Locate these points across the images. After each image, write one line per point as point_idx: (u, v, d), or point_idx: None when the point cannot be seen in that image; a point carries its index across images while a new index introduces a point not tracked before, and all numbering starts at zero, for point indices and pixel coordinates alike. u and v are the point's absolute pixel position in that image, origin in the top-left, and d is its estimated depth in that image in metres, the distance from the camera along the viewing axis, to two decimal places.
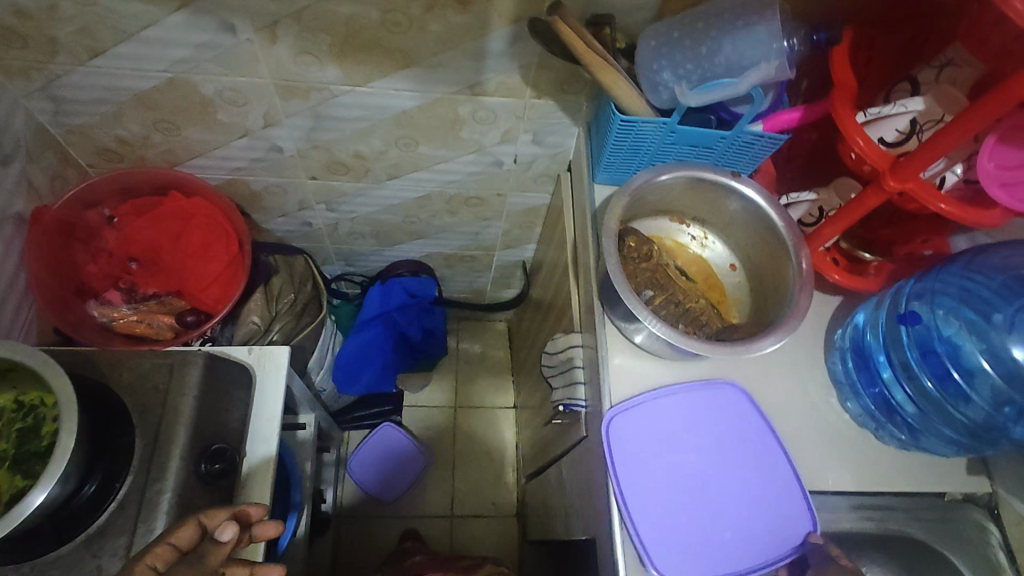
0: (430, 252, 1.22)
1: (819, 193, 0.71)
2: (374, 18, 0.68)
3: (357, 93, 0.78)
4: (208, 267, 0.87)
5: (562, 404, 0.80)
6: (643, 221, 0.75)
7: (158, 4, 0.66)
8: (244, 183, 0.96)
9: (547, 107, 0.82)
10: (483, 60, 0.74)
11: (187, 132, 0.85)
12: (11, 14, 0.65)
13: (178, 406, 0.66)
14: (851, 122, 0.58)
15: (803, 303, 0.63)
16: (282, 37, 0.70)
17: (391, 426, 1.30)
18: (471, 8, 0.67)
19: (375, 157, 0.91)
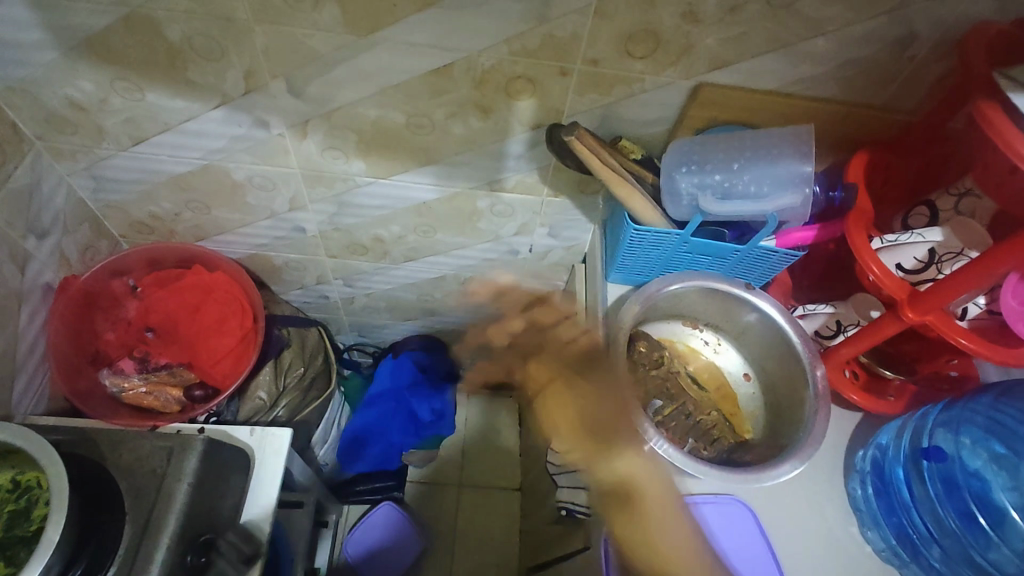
0: (443, 329, 1.22)
1: (837, 307, 0.68)
2: (399, 121, 0.71)
3: (379, 185, 0.81)
4: (222, 341, 0.89)
5: (565, 508, 0.77)
6: (654, 323, 0.74)
7: (198, 102, 0.70)
8: (265, 258, 0.99)
9: (563, 204, 0.84)
10: (503, 161, 0.76)
11: (215, 211, 0.88)
12: (65, 105, 0.70)
13: (173, 492, 0.65)
14: (866, 249, 0.58)
15: (820, 428, 0.61)
16: (312, 135, 0.73)
17: (390, 506, 1.25)
18: (492, 115, 0.69)
19: (393, 241, 0.93)
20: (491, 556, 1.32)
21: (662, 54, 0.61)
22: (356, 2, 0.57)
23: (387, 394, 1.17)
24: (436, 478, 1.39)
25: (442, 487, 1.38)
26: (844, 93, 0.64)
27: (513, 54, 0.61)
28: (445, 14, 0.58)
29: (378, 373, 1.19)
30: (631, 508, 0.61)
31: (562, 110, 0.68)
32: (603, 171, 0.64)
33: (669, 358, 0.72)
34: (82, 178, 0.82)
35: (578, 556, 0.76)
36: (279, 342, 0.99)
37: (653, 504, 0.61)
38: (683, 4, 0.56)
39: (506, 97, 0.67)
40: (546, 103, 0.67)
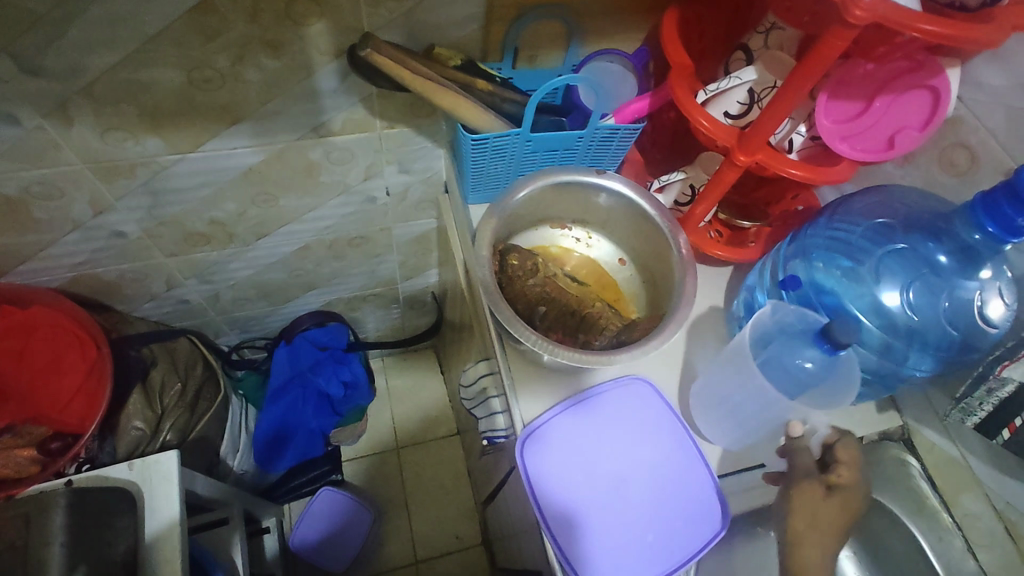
0: (331, 300, 1.15)
1: (687, 172, 0.70)
2: (180, 80, 0.61)
3: (189, 160, 0.71)
4: (64, 382, 0.77)
5: (486, 438, 0.77)
6: (522, 234, 0.72)
7: None
8: (92, 277, 0.86)
9: (403, 134, 0.78)
10: (318, 100, 0.68)
11: (3, 238, 0.74)
12: None
13: (45, 558, 0.58)
14: (692, 102, 0.57)
15: (689, 288, 0.62)
16: (79, 118, 0.62)
17: (330, 489, 1.22)
18: (285, 50, 0.61)
19: (234, 220, 0.84)
20: (449, 503, 1.33)
21: None
22: None
23: (289, 383, 1.09)
24: (372, 449, 1.36)
25: (381, 455, 1.35)
26: None
27: None
28: None
29: (274, 362, 1.11)
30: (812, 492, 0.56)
31: (361, 26, 0.61)
32: (420, 75, 0.59)
33: (545, 262, 0.70)
34: None
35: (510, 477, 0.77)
36: (141, 364, 0.88)
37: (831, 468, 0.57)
38: None
39: (293, 25, 0.59)
40: (340, 23, 0.60)
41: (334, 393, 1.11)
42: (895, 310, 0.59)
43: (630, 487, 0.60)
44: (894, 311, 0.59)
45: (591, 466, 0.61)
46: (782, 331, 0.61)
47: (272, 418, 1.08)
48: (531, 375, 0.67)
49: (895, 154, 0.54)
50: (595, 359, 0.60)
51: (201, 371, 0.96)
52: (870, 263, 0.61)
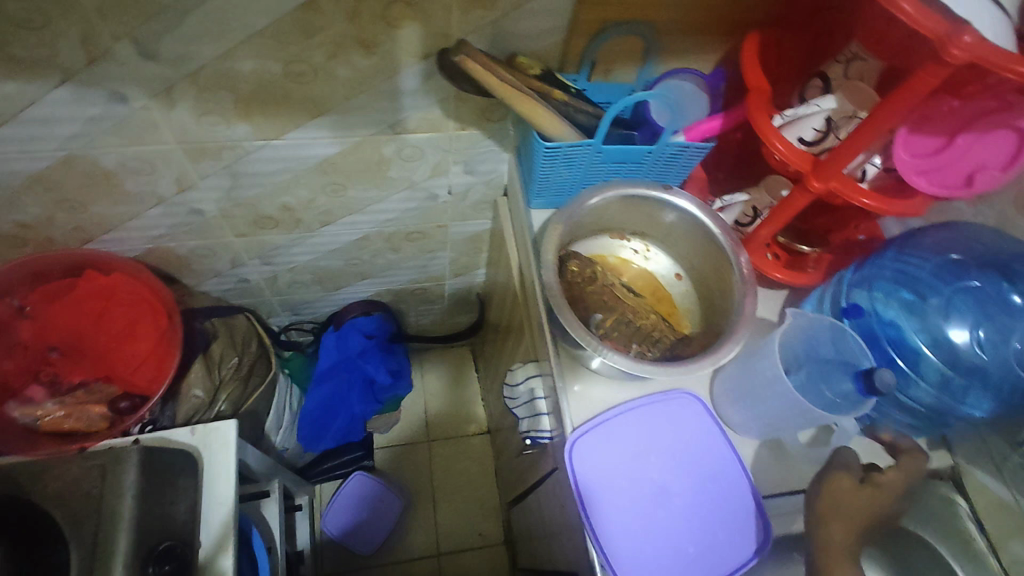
0: (380, 290, 1.18)
1: (751, 194, 0.70)
2: (276, 71, 0.64)
3: (272, 147, 0.75)
4: (137, 347, 0.83)
5: (528, 437, 0.79)
6: (583, 241, 0.74)
7: (35, 82, 0.60)
8: (166, 251, 0.91)
9: (472, 137, 0.80)
10: (398, 99, 0.71)
11: (94, 207, 0.79)
12: None
13: (117, 510, 0.62)
14: (769, 126, 0.58)
15: (750, 308, 0.63)
16: (180, 101, 0.66)
17: (363, 474, 1.26)
18: (375, 49, 0.64)
19: (303, 207, 0.88)
20: (475, 500, 1.35)
21: None
22: None
23: (335, 367, 1.12)
24: (403, 440, 1.39)
25: (411, 446, 1.38)
26: None
27: None
28: None
29: (324, 347, 1.14)
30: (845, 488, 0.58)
31: (449, 32, 0.63)
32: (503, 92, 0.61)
33: (603, 270, 0.71)
34: None
35: (548, 478, 0.78)
36: (204, 335, 0.93)
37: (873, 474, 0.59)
38: None
39: (387, 27, 0.62)
40: (431, 27, 0.63)
41: (380, 381, 1.15)
42: (959, 344, 0.60)
43: (674, 498, 0.61)
44: (958, 345, 0.60)
45: (635, 474, 0.62)
46: (810, 355, 0.63)
47: (318, 399, 1.11)
48: (583, 381, 0.68)
49: (972, 192, 0.54)
50: (650, 368, 0.61)
51: (256, 347, 1.00)
52: (937, 300, 0.62)
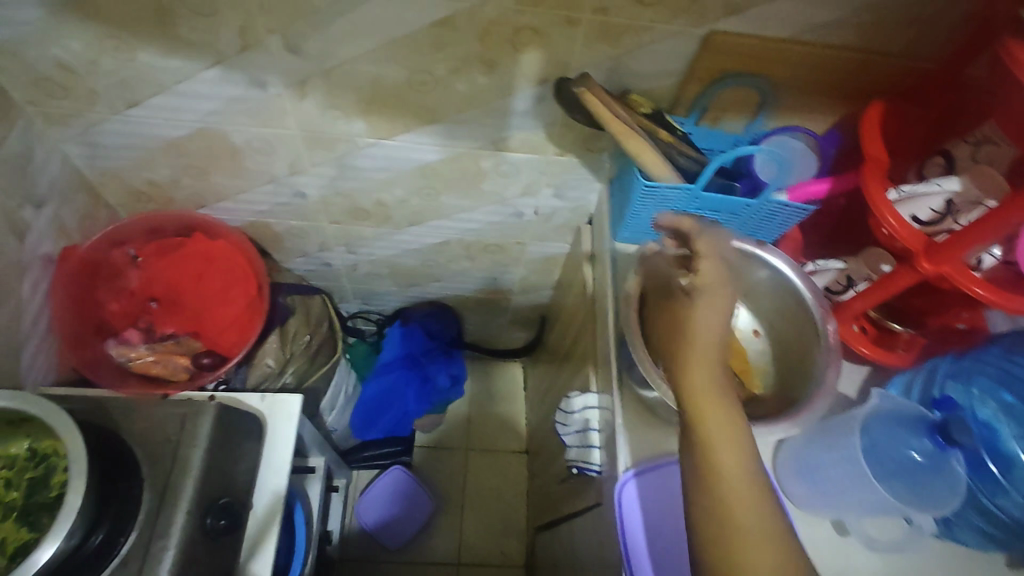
0: (449, 294, 1.22)
1: (847, 263, 0.68)
2: (401, 78, 0.69)
3: (381, 146, 0.79)
4: (227, 310, 0.88)
5: (574, 467, 0.78)
6: None
7: (193, 61, 0.67)
8: (266, 226, 0.98)
9: (569, 163, 0.82)
10: (508, 118, 0.74)
11: (214, 177, 0.86)
12: (55, 68, 0.68)
13: (188, 459, 0.66)
14: (882, 199, 0.57)
15: (832, 379, 0.60)
16: (311, 94, 0.71)
17: (401, 469, 1.28)
18: (496, 70, 0.67)
19: (396, 205, 0.92)
20: (502, 517, 1.35)
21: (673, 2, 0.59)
22: None
23: (396, 361, 1.17)
24: (443, 443, 1.41)
25: (450, 451, 1.40)
26: (860, 36, 0.62)
27: (519, 5, 0.59)
28: None
29: (387, 340, 1.19)
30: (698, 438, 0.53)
31: (569, 63, 0.66)
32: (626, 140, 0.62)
33: None
34: (77, 144, 0.80)
35: (588, 511, 0.78)
36: (284, 309, 0.99)
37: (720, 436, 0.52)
38: None
39: (511, 51, 0.65)
40: (553, 56, 0.65)
41: (440, 382, 1.21)
42: None
43: None
44: None
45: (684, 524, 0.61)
46: None
47: (377, 387, 1.15)
48: (641, 422, 0.68)
49: None
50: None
51: (328, 326, 1.05)
52: None
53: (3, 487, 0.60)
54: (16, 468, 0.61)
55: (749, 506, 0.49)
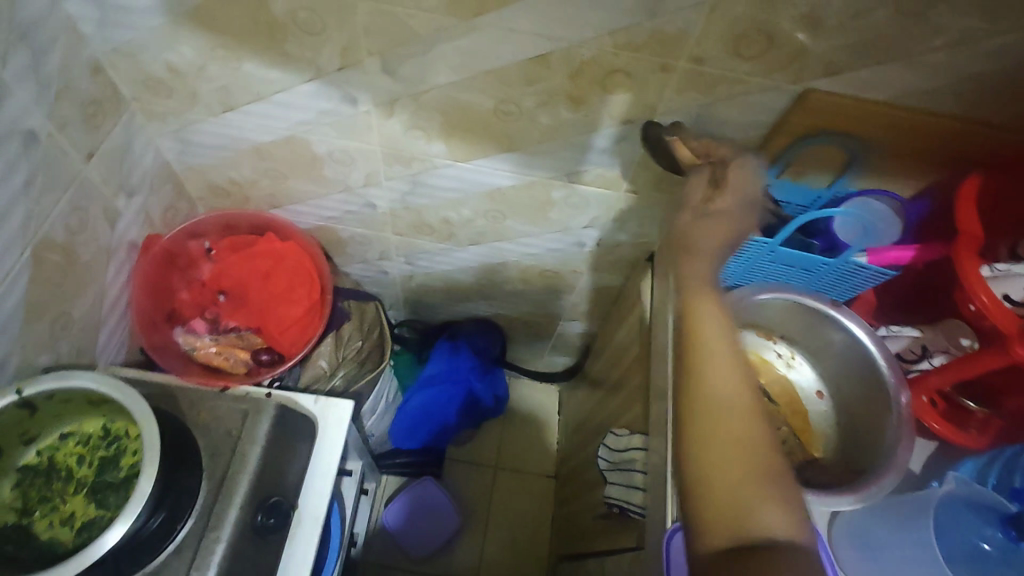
0: (497, 312, 1.23)
1: (923, 332, 0.66)
2: (487, 106, 0.70)
3: (457, 168, 0.81)
4: (290, 310, 0.91)
5: (616, 507, 0.78)
6: (730, 331, 0.73)
7: (292, 74, 0.70)
8: (332, 231, 1.01)
9: (640, 201, 0.82)
10: (586, 153, 0.75)
11: (292, 181, 0.90)
12: (165, 70, 0.72)
13: (246, 454, 0.68)
14: (975, 275, 0.56)
15: (904, 457, 0.59)
16: (398, 114, 0.73)
17: (431, 482, 1.29)
18: (583, 106, 0.68)
19: (461, 224, 0.93)
20: (525, 540, 1.34)
21: (772, 57, 0.59)
22: None
23: (439, 375, 1.16)
24: (473, 458, 1.41)
25: (479, 467, 1.40)
26: (965, 110, 0.61)
27: (616, 47, 0.60)
28: (552, 4, 0.56)
29: (435, 353, 1.18)
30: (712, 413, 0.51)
31: (657, 106, 0.66)
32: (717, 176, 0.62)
33: None
34: (171, 140, 0.84)
35: (625, 553, 0.77)
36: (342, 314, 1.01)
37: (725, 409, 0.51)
38: (806, 7, 0.54)
39: (601, 90, 0.65)
40: (641, 99, 0.65)
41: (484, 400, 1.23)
42: None
43: None
44: None
45: None
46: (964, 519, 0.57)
47: (420, 400, 1.15)
48: None
49: None
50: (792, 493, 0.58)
51: (377, 335, 1.06)
52: None
53: (76, 463, 0.63)
54: (90, 445, 0.64)
55: (748, 478, 0.47)
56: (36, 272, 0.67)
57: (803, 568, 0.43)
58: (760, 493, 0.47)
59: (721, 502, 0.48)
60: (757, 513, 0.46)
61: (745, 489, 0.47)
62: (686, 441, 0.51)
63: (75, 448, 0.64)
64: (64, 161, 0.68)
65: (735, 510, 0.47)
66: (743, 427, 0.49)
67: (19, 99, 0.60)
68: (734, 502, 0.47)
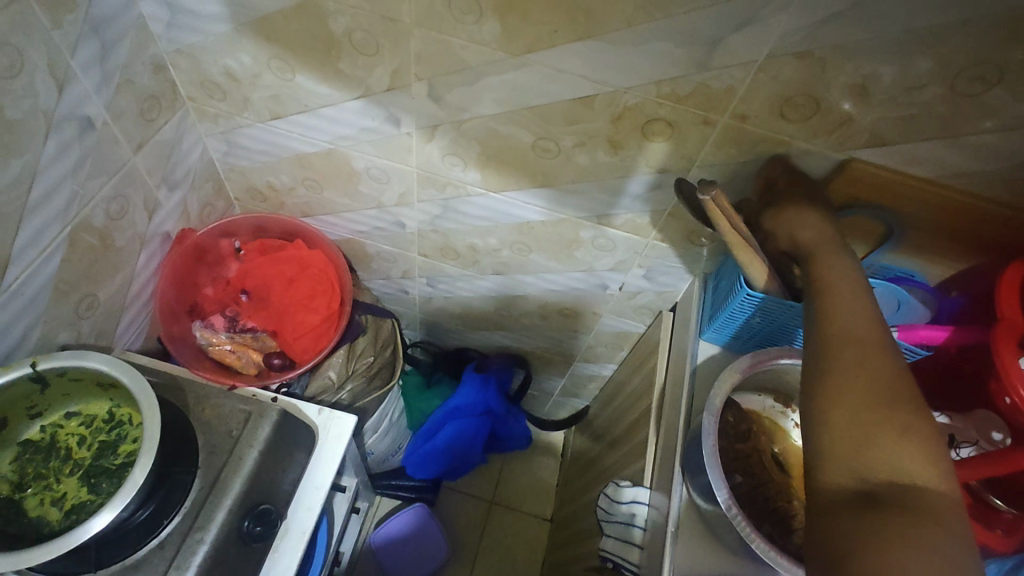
0: (512, 345, 1.22)
1: (951, 419, 0.63)
2: (526, 141, 0.71)
3: (489, 198, 0.82)
4: (308, 317, 0.92)
5: (608, 560, 0.75)
6: (746, 393, 0.70)
7: (341, 91, 0.72)
8: (360, 245, 1.02)
9: (667, 250, 0.81)
10: (619, 197, 0.75)
11: (326, 192, 0.91)
12: (222, 74, 0.75)
13: (243, 457, 0.67)
14: (1013, 368, 0.54)
15: None
16: (438, 139, 0.75)
17: (423, 507, 1.26)
18: (620, 151, 0.68)
19: (486, 252, 0.94)
20: None
21: (816, 122, 0.58)
22: (518, 22, 0.57)
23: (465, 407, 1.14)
24: (469, 489, 1.38)
25: (475, 499, 1.37)
26: (1013, 196, 0.59)
27: (660, 97, 0.60)
28: (601, 49, 0.57)
29: (464, 383, 1.15)
30: (827, 351, 0.49)
31: (694, 158, 0.66)
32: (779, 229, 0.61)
33: (756, 433, 0.67)
34: (218, 140, 0.87)
35: None
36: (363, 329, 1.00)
37: (847, 348, 0.48)
38: (856, 76, 0.54)
39: (640, 137, 0.66)
40: (679, 149, 0.66)
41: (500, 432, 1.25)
42: None
43: None
44: None
45: None
46: None
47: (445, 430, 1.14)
48: (695, 534, 0.64)
49: None
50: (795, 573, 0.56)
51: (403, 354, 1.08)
52: None
53: (76, 443, 0.63)
54: (93, 427, 0.64)
55: (878, 422, 0.44)
56: (71, 251, 0.69)
57: (941, 526, 0.39)
58: (893, 444, 0.43)
59: (839, 453, 0.44)
60: (887, 462, 0.42)
61: (867, 433, 0.44)
62: (806, 384, 0.49)
63: (79, 428, 0.64)
64: (114, 150, 0.71)
65: (856, 456, 0.43)
66: (867, 370, 0.46)
67: (82, 87, 0.63)
68: (861, 450, 0.43)
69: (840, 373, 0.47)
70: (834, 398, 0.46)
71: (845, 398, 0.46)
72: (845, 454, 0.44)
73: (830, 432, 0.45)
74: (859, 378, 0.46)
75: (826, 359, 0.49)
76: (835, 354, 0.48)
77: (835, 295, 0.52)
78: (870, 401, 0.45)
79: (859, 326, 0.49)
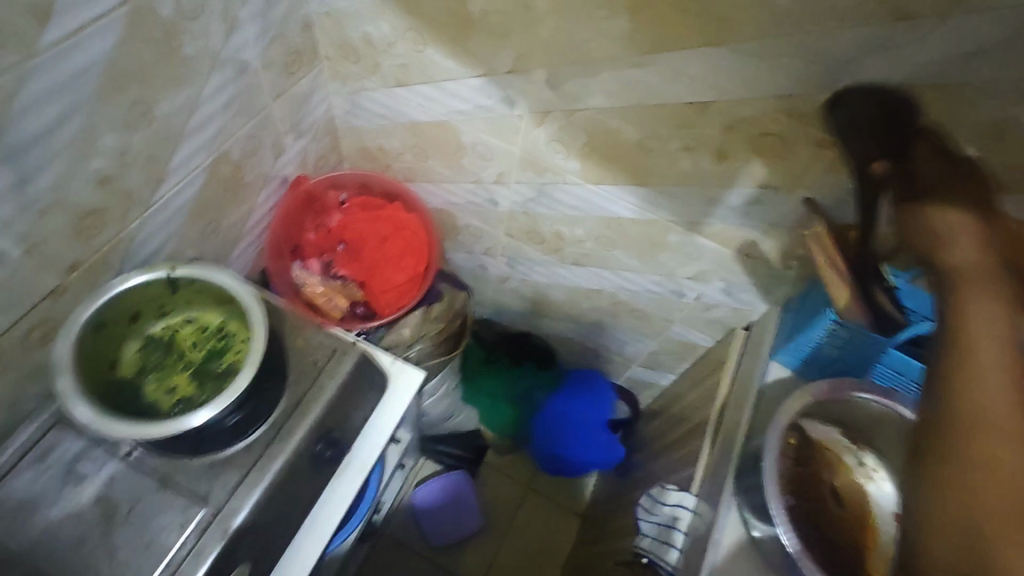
0: (575, 337, 1.24)
1: None
2: (632, 138, 0.73)
3: (585, 189, 0.84)
4: (397, 274, 0.99)
5: (644, 557, 0.76)
6: (814, 422, 0.69)
7: (465, 68, 0.77)
8: (451, 216, 1.07)
9: (754, 267, 0.81)
10: (715, 206, 0.75)
11: (431, 162, 0.97)
12: (361, 40, 0.82)
13: (325, 387, 0.74)
14: None
15: None
16: (547, 125, 0.78)
17: (463, 476, 1.31)
18: (726, 160, 0.69)
19: (571, 241, 0.96)
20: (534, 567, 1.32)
21: None
22: (648, 22, 0.59)
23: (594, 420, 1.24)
24: (508, 470, 1.42)
25: (512, 480, 1.40)
26: None
27: (778, 111, 0.60)
28: (727, 57, 0.58)
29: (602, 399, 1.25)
30: (960, 420, 0.40)
31: (802, 178, 0.66)
32: (873, 266, 0.59)
33: (819, 462, 0.66)
34: (342, 100, 0.94)
35: None
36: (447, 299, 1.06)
37: (990, 416, 0.39)
38: (994, 114, 0.52)
39: (749, 149, 0.66)
40: (787, 166, 0.65)
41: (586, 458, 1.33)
42: None
43: None
44: None
45: None
46: None
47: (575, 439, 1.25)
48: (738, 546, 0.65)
49: None
50: None
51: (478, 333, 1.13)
52: None
53: (190, 345, 0.71)
54: (205, 334, 0.72)
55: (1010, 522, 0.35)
56: (210, 178, 0.77)
57: None
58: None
59: (944, 545, 0.38)
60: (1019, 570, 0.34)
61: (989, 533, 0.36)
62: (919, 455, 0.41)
63: (192, 333, 0.72)
64: (259, 94, 0.78)
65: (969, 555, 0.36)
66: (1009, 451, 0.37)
67: (245, 35, 0.71)
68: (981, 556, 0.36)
69: (967, 450, 0.39)
70: (951, 481, 0.39)
71: (965, 488, 0.38)
72: (956, 553, 0.37)
73: (939, 520, 0.38)
74: (993, 461, 0.38)
75: (949, 429, 0.40)
76: (966, 426, 0.40)
77: (984, 344, 0.42)
78: (1001, 494, 0.36)
79: (1011, 390, 0.39)
